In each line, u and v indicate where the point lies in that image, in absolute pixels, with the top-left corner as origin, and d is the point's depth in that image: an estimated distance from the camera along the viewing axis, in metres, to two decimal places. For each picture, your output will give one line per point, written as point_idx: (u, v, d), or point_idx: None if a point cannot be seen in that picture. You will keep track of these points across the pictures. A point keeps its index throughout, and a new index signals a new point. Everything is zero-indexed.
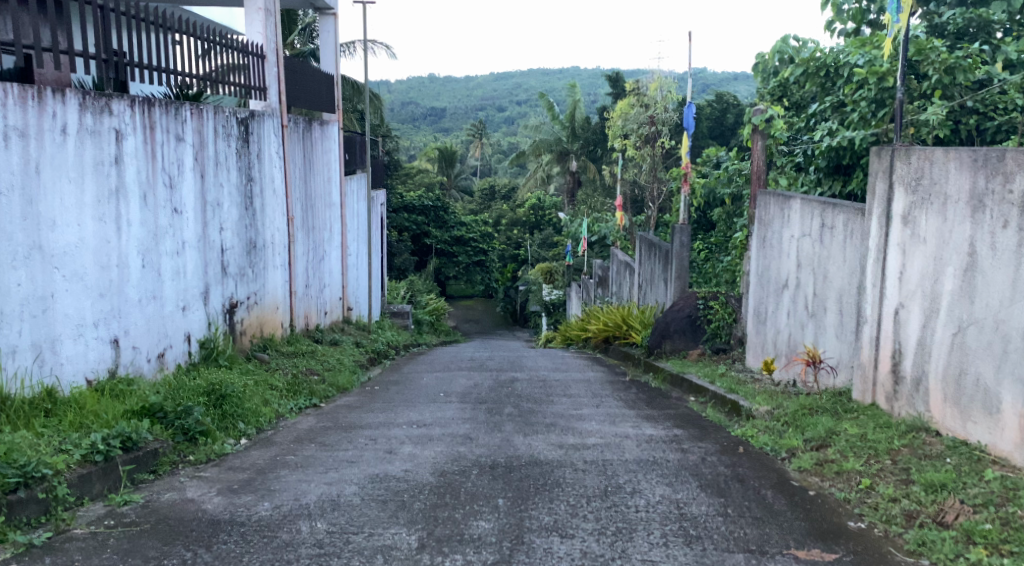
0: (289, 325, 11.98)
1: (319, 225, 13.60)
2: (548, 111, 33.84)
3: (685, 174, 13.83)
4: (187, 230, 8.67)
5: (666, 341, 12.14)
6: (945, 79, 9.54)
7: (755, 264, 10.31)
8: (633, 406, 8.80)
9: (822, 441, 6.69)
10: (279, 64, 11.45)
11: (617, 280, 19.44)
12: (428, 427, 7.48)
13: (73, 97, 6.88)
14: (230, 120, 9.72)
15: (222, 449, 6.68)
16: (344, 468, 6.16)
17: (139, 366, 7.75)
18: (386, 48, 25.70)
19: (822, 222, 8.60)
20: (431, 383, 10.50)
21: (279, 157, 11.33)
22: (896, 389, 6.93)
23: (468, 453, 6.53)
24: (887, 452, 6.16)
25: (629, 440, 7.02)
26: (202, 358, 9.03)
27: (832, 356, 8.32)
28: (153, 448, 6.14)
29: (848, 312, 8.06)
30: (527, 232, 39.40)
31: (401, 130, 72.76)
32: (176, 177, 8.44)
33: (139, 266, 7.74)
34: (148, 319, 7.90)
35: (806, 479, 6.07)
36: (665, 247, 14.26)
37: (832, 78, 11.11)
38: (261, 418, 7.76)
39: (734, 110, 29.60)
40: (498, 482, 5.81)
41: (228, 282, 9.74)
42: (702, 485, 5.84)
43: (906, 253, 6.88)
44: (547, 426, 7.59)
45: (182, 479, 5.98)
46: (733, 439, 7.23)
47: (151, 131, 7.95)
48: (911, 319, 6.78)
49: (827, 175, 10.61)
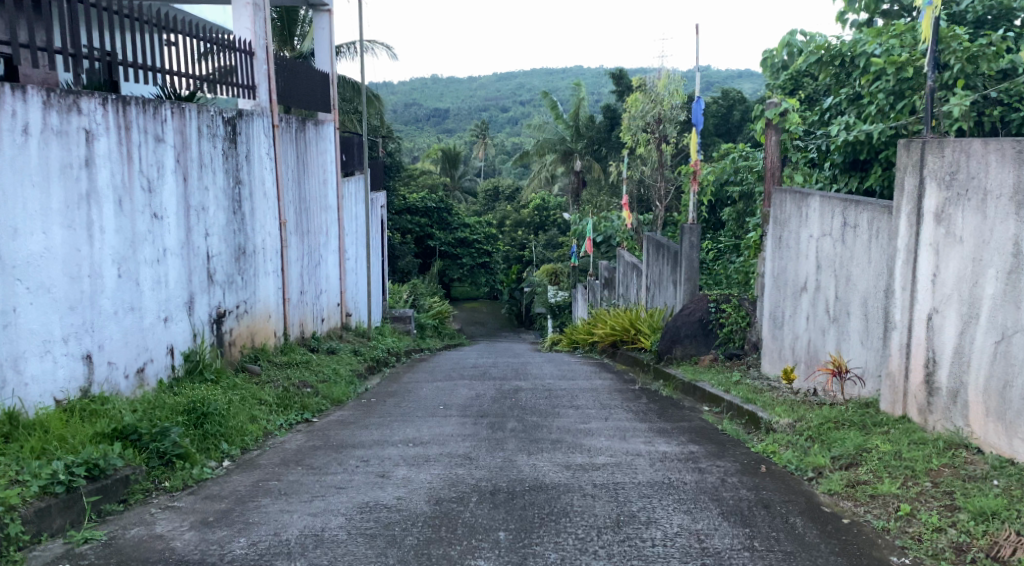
0: (284, 333, 11.47)
1: (314, 228, 13.08)
2: (552, 111, 33.30)
3: (693, 172, 13.19)
4: (168, 236, 8.15)
5: (677, 346, 11.59)
6: (968, 68, 9.00)
7: (771, 265, 9.77)
8: (644, 419, 8.27)
9: (851, 458, 6.16)
10: (269, 62, 10.91)
11: (624, 281, 18.93)
12: (425, 446, 6.97)
13: (37, 96, 6.37)
14: (216, 120, 9.20)
15: (201, 474, 6.17)
16: (331, 496, 5.64)
17: (116, 383, 7.23)
18: (386, 49, 25.22)
19: (844, 221, 8.07)
20: (430, 395, 9.96)
21: (269, 158, 10.80)
22: (930, 401, 6.40)
23: (466, 476, 6.00)
24: (925, 473, 5.61)
25: (641, 459, 6.49)
26: (187, 371, 8.50)
27: (857, 364, 7.78)
28: (124, 476, 5.65)
29: (875, 318, 7.53)
30: (532, 232, 38.94)
31: (405, 132, 72.33)
32: (155, 181, 7.91)
33: (114, 277, 7.22)
34: (125, 333, 7.39)
35: (838, 503, 5.54)
36: (674, 248, 13.73)
37: (847, 69, 10.48)
38: (247, 437, 7.26)
39: (740, 106, 29.09)
40: (499, 511, 5.29)
41: (215, 290, 9.23)
42: (723, 512, 5.31)
43: (940, 254, 6.34)
44: (553, 443, 7.07)
45: (154, 510, 5.48)
46: (753, 456, 6.71)
47: (126, 131, 7.44)
48: (947, 326, 6.24)
49: (844, 171, 10.10)
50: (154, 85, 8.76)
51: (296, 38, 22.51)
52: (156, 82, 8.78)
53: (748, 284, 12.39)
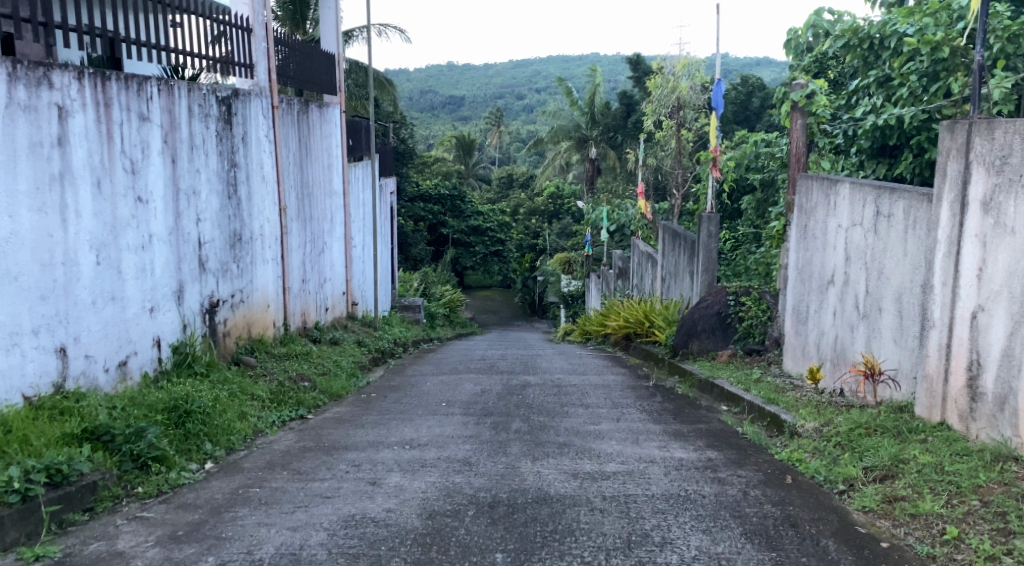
0: (284, 323, 10.94)
1: (317, 214, 12.57)
2: (567, 97, 32.67)
3: (713, 158, 12.59)
4: (154, 221, 7.65)
5: (693, 341, 11.05)
6: (1009, 48, 8.43)
7: (795, 257, 9.18)
8: (658, 420, 7.73)
9: (886, 470, 5.63)
10: (269, 40, 10.36)
11: (639, 272, 18.32)
12: (422, 449, 6.47)
13: (1, 68, 5.88)
14: (209, 99, 8.68)
15: (178, 479, 5.69)
16: (315, 506, 5.16)
17: (93, 378, 6.75)
18: (399, 33, 24.64)
19: (876, 210, 7.51)
20: (433, 390, 9.46)
21: (268, 141, 10.27)
22: (974, 407, 5.89)
23: (464, 485, 5.50)
24: (972, 490, 5.08)
25: (655, 467, 5.97)
26: (175, 364, 7.99)
27: (891, 365, 7.21)
28: (90, 481, 5.17)
29: (910, 315, 6.97)
30: (545, 221, 37.82)
31: (419, 120, 71.58)
32: (139, 162, 7.41)
33: (92, 264, 6.74)
34: (104, 325, 6.90)
35: (873, 523, 5.03)
36: (692, 238, 13.12)
37: (876, 51, 9.69)
38: (234, 437, 6.77)
39: (760, 94, 28.40)
40: (497, 528, 4.83)
41: (208, 279, 8.73)
42: (746, 532, 4.83)
43: (988, 246, 5.81)
44: (561, 447, 6.55)
45: (120, 521, 5.02)
46: (778, 464, 6.18)
47: (106, 108, 6.93)
48: (997, 325, 5.72)
49: (871, 157, 9.55)
50: (153, 62, 8.32)
51: (308, 21, 21.81)
52: (153, 60, 8.33)
53: (768, 275, 11.75)
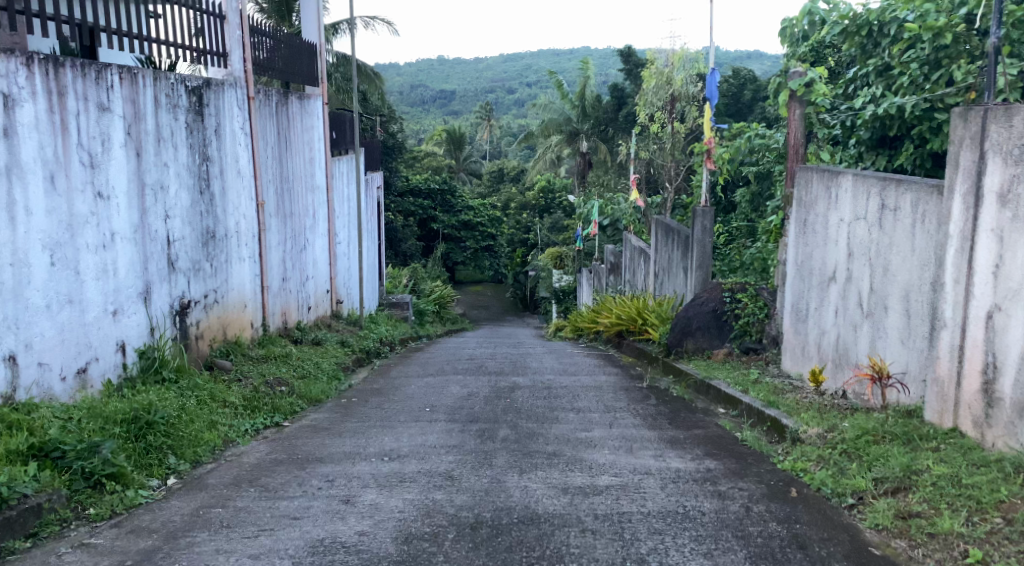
0: (262, 323, 10.47)
1: (297, 210, 12.10)
2: (558, 90, 32.18)
3: (708, 150, 12.03)
4: (117, 219, 7.19)
5: (688, 339, 10.62)
6: (1014, 33, 7.99)
7: (795, 252, 8.76)
8: (653, 425, 7.31)
9: (898, 483, 5.21)
10: (244, 27, 9.83)
11: (631, 267, 17.89)
12: (402, 461, 6.04)
13: None
14: (178, 88, 8.21)
15: (135, 498, 5.25)
16: (281, 530, 4.74)
17: (49, 387, 6.33)
18: (386, 25, 24.19)
19: (882, 203, 7.09)
20: (416, 394, 9.03)
21: (244, 134, 9.79)
22: (989, 414, 5.49)
23: (444, 504, 5.08)
24: (994, 507, 4.70)
25: (651, 480, 5.56)
26: (142, 370, 7.51)
27: (899, 367, 6.81)
28: (34, 505, 4.76)
29: (919, 315, 6.57)
30: (537, 215, 37.22)
31: (410, 114, 70.94)
32: (99, 156, 6.96)
33: (46, 265, 6.30)
34: (61, 330, 6.46)
35: (888, 543, 4.71)
36: (685, 233, 12.69)
37: (875, 38, 9.13)
38: (201, 449, 6.31)
39: (752, 86, 28.00)
40: (480, 554, 4.45)
41: (178, 279, 8.27)
42: (751, 555, 4.48)
43: (1006, 241, 5.41)
44: (550, 458, 6.13)
45: (64, 550, 4.61)
46: (781, 475, 5.77)
47: (60, 97, 6.49)
48: (1015, 326, 5.32)
49: (871, 149, 9.09)
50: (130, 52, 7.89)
51: (294, 13, 21.35)
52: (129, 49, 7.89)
53: (765, 271, 11.36)
